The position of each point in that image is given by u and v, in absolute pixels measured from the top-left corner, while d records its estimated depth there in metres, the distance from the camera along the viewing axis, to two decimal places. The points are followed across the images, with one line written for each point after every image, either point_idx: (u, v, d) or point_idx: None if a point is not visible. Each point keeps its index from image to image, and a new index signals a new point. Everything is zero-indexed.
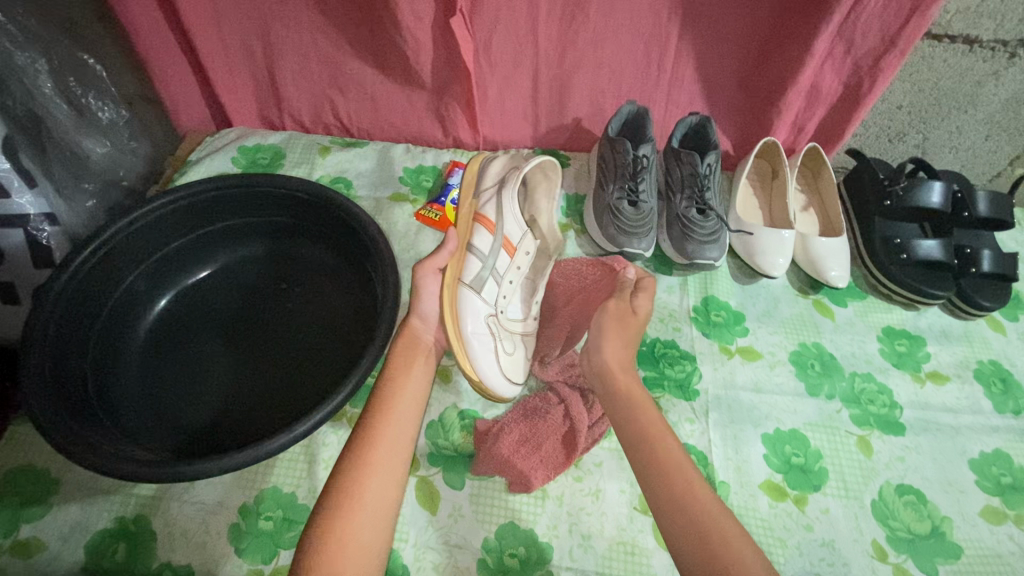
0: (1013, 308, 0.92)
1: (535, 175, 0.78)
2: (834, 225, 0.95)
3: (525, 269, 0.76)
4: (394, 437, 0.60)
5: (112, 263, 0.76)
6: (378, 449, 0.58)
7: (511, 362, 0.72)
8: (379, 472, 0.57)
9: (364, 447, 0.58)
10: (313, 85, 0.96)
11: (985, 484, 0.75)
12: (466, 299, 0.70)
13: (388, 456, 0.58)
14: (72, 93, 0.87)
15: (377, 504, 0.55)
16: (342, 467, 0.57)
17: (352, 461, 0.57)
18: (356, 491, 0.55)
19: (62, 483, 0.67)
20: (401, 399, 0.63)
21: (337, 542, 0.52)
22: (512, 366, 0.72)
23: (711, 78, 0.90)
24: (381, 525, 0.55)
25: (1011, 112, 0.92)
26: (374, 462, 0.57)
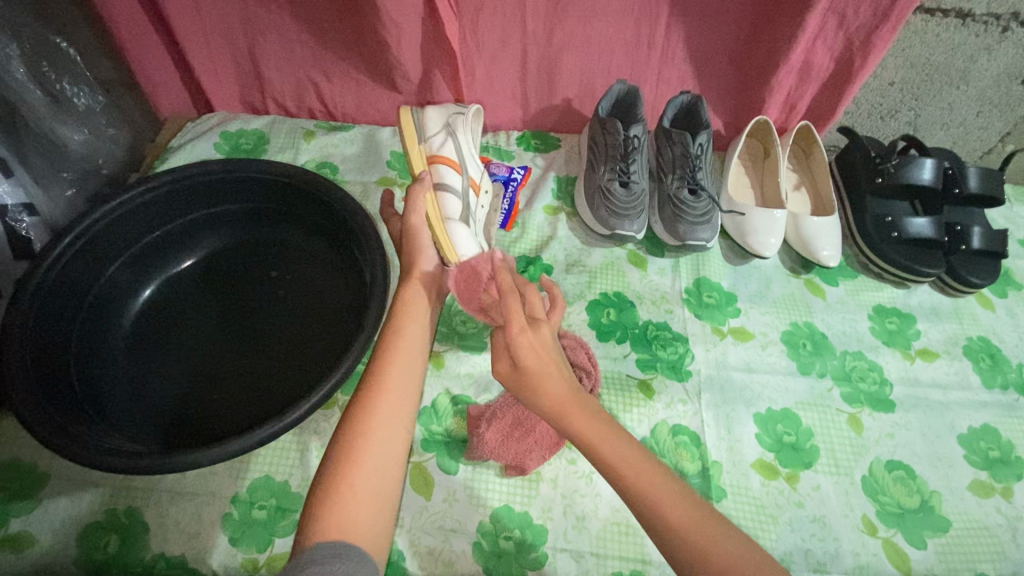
0: (1002, 285, 0.93)
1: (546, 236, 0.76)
2: (826, 205, 0.95)
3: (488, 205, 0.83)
4: (399, 381, 0.60)
5: (92, 253, 0.74)
6: (384, 393, 0.58)
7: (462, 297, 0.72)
8: (385, 417, 0.57)
9: (371, 393, 0.58)
10: (295, 67, 0.94)
11: (973, 458, 0.76)
12: (448, 206, 0.73)
13: (393, 401, 0.58)
14: (46, 78, 0.84)
15: (385, 449, 0.55)
16: (347, 413, 0.57)
17: (358, 406, 0.57)
18: (363, 436, 0.55)
19: (50, 477, 0.66)
20: (405, 341, 0.63)
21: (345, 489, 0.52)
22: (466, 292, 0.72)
23: (703, 55, 0.88)
24: (389, 472, 0.55)
25: (1003, 88, 0.91)
26: (379, 407, 0.57)
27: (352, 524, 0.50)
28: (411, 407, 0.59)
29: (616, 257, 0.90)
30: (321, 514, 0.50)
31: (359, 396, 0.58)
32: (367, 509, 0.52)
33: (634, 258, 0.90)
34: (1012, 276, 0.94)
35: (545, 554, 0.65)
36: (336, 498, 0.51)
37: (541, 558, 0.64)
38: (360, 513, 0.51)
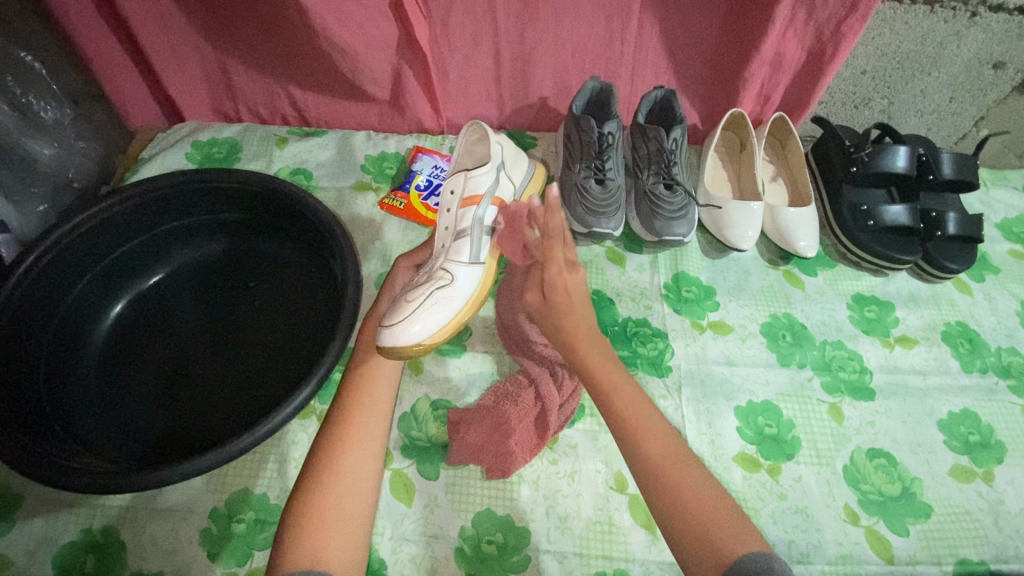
0: (979, 269, 0.93)
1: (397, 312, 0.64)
2: (803, 195, 0.94)
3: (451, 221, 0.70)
4: (369, 411, 0.61)
5: (57, 272, 0.73)
6: (356, 425, 0.59)
7: (420, 305, 0.64)
8: (356, 448, 0.58)
9: (340, 426, 0.59)
10: (265, 74, 0.93)
11: (953, 443, 0.76)
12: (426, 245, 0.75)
13: (365, 432, 0.59)
14: (13, 94, 0.83)
15: (359, 482, 0.56)
16: (317, 448, 0.58)
17: (329, 441, 0.58)
18: (337, 468, 0.56)
19: (23, 498, 0.65)
20: (373, 376, 0.64)
21: (320, 513, 0.52)
22: (395, 310, 0.65)
23: (676, 49, 0.88)
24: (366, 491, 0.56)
25: (974, 73, 0.91)
26: (351, 438, 0.58)
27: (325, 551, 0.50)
28: (382, 439, 0.60)
29: (595, 255, 0.90)
30: (295, 543, 0.50)
31: (331, 429, 0.59)
32: (345, 538, 0.52)
33: (613, 255, 0.90)
34: (988, 260, 0.94)
35: (528, 556, 0.64)
36: (313, 521, 0.52)
37: (524, 560, 0.64)
38: (335, 539, 0.52)
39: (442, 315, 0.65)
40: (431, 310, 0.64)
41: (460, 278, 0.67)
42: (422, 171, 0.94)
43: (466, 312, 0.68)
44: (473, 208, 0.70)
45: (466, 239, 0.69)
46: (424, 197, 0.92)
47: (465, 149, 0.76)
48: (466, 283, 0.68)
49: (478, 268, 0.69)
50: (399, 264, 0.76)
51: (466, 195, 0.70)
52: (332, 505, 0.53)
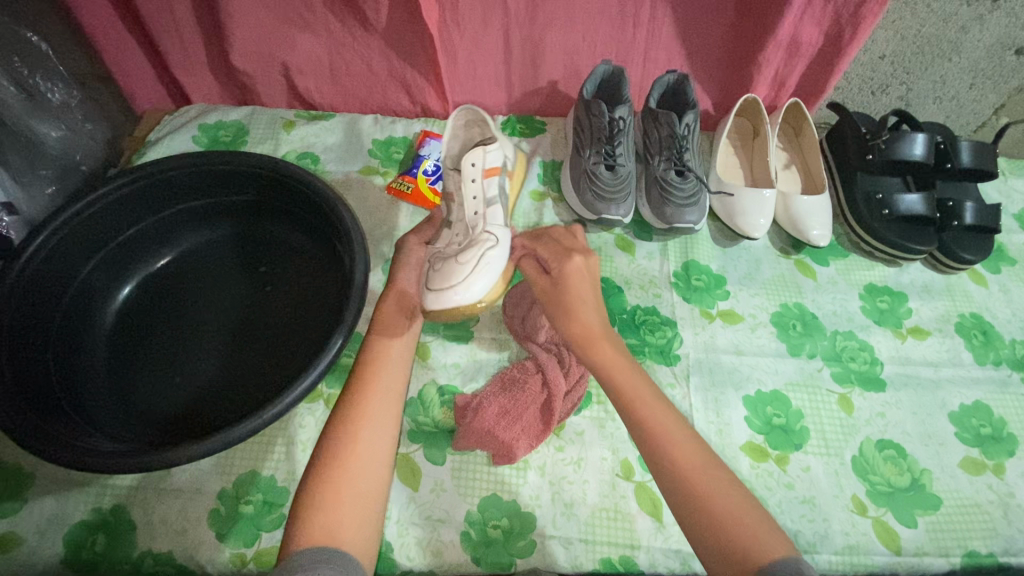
0: (996, 261, 0.91)
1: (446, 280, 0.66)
2: (817, 183, 0.93)
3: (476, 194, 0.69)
4: (381, 391, 0.60)
5: (65, 253, 0.73)
6: (370, 398, 0.59)
7: (473, 269, 0.67)
8: (369, 422, 0.58)
9: (355, 398, 0.59)
10: (273, 56, 0.92)
11: (964, 436, 0.75)
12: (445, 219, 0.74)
13: (378, 410, 0.59)
14: (19, 74, 0.82)
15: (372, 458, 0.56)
16: (331, 422, 0.58)
17: (342, 414, 0.58)
18: (352, 444, 0.56)
19: (34, 477, 0.66)
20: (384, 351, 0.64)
21: (332, 491, 0.52)
22: (445, 274, 0.67)
23: (690, 32, 0.86)
24: (377, 470, 0.56)
25: (996, 58, 0.89)
26: (366, 412, 0.58)
27: (338, 530, 0.50)
28: (396, 417, 0.60)
29: (604, 243, 0.89)
30: (307, 523, 0.50)
31: (342, 409, 0.58)
32: (357, 512, 0.53)
33: (622, 242, 0.89)
34: (1005, 252, 0.92)
35: (533, 541, 0.64)
36: (324, 500, 0.52)
37: (529, 545, 0.64)
38: (348, 519, 0.52)
39: (492, 274, 0.68)
40: (483, 278, 0.67)
41: (502, 238, 0.70)
42: (429, 156, 0.93)
43: (507, 270, 0.71)
44: (496, 178, 0.71)
45: (497, 205, 0.71)
46: (431, 182, 0.91)
47: (458, 135, 0.75)
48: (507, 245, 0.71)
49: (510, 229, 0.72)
50: (407, 238, 0.74)
51: (486, 166, 0.69)
52: (346, 478, 0.54)
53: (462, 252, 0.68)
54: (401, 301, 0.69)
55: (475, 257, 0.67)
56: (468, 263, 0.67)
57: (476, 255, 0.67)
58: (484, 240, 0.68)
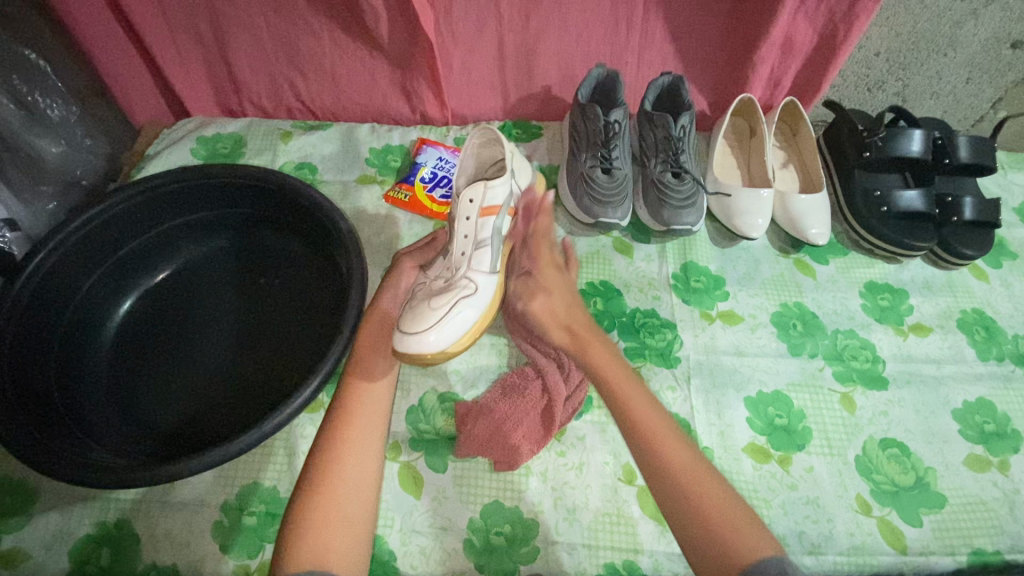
0: (997, 255, 0.91)
1: (413, 323, 0.63)
2: (814, 180, 0.92)
3: (469, 234, 0.66)
4: (366, 413, 0.61)
5: (64, 269, 0.74)
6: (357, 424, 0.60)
7: (443, 316, 0.63)
8: (356, 449, 0.58)
9: (342, 424, 0.59)
10: (269, 67, 0.92)
11: (968, 433, 0.75)
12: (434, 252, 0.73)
13: (363, 432, 0.59)
14: (19, 92, 0.82)
15: (359, 479, 0.56)
16: (316, 449, 0.57)
17: (328, 441, 0.58)
18: (338, 467, 0.56)
19: (39, 492, 0.66)
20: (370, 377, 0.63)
21: (320, 513, 0.53)
22: (415, 318, 0.64)
23: (683, 35, 0.86)
24: (366, 492, 0.56)
25: (992, 52, 0.89)
26: (350, 437, 0.58)
27: (327, 552, 0.50)
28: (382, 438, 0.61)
29: (602, 246, 0.89)
30: (296, 548, 0.50)
31: (327, 431, 0.59)
32: (345, 538, 0.53)
33: (620, 245, 0.89)
34: (1006, 246, 0.92)
35: (537, 548, 0.64)
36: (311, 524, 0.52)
37: (533, 552, 0.64)
38: (336, 543, 0.52)
39: (464, 326, 0.65)
40: (455, 330, 0.64)
41: (482, 286, 0.67)
42: (426, 163, 0.93)
43: (484, 321, 0.68)
44: (492, 219, 0.67)
45: (486, 248, 0.67)
46: (428, 190, 0.91)
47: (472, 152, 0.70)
48: (488, 293, 0.67)
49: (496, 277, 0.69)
50: (401, 264, 0.74)
51: (483, 205, 0.65)
52: (333, 504, 0.54)
53: (437, 297, 0.64)
54: (384, 325, 0.69)
55: (454, 293, 0.65)
56: (440, 307, 0.63)
57: (453, 299, 0.64)
58: (461, 287, 0.65)
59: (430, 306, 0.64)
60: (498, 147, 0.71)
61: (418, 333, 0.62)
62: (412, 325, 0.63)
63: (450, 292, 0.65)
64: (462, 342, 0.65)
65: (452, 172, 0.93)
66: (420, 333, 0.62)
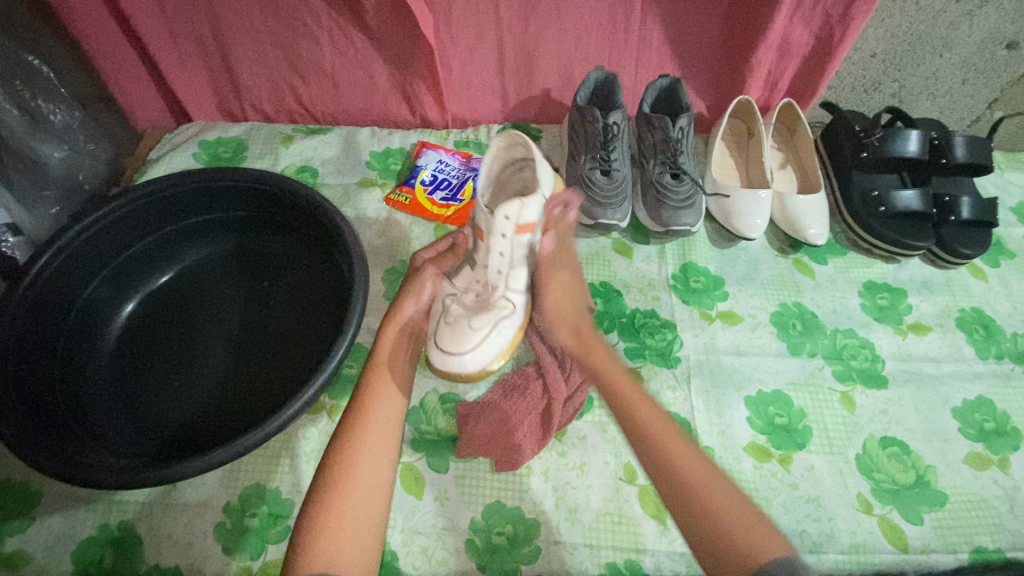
0: (994, 254, 0.91)
1: (451, 338, 0.69)
2: (812, 181, 0.93)
3: (502, 252, 0.66)
4: (382, 419, 0.61)
5: (67, 271, 0.74)
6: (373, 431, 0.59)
7: (483, 338, 0.69)
8: (371, 454, 0.58)
9: (354, 431, 0.59)
10: (271, 72, 0.93)
11: (968, 431, 0.75)
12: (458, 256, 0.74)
13: (378, 437, 0.59)
14: (21, 96, 0.84)
15: (372, 485, 0.56)
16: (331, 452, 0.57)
17: (341, 447, 0.58)
18: (351, 472, 0.56)
19: (43, 494, 0.66)
20: (386, 379, 0.64)
21: (332, 517, 0.53)
22: (457, 336, 0.69)
23: (681, 37, 0.87)
24: (378, 497, 0.56)
25: (987, 53, 0.89)
26: (365, 441, 0.58)
27: (338, 557, 0.51)
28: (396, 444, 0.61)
29: (602, 247, 0.89)
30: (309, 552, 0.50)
31: (343, 435, 0.59)
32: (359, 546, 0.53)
33: (619, 246, 0.89)
34: (1004, 246, 0.92)
35: (538, 548, 0.64)
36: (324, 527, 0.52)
37: (535, 551, 0.64)
38: (348, 547, 0.52)
39: (502, 342, 0.70)
40: (496, 347, 0.70)
41: (518, 304, 0.71)
42: (426, 166, 0.94)
43: (518, 333, 0.73)
44: (528, 234, 0.66)
45: (521, 268, 0.69)
46: (429, 192, 0.92)
47: (495, 157, 0.70)
48: (521, 310, 0.72)
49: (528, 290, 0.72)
50: (425, 270, 0.72)
51: (518, 223, 0.64)
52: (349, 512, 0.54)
53: (476, 318, 0.69)
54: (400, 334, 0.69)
55: (494, 312, 0.69)
56: (478, 327, 0.69)
57: (491, 321, 0.69)
58: (499, 309, 0.69)
59: (469, 326, 0.69)
60: (523, 149, 0.70)
61: (458, 352, 0.68)
62: (452, 345, 0.69)
63: (485, 314, 0.69)
64: (503, 353, 0.71)
65: (452, 175, 0.94)
66: (463, 352, 0.69)
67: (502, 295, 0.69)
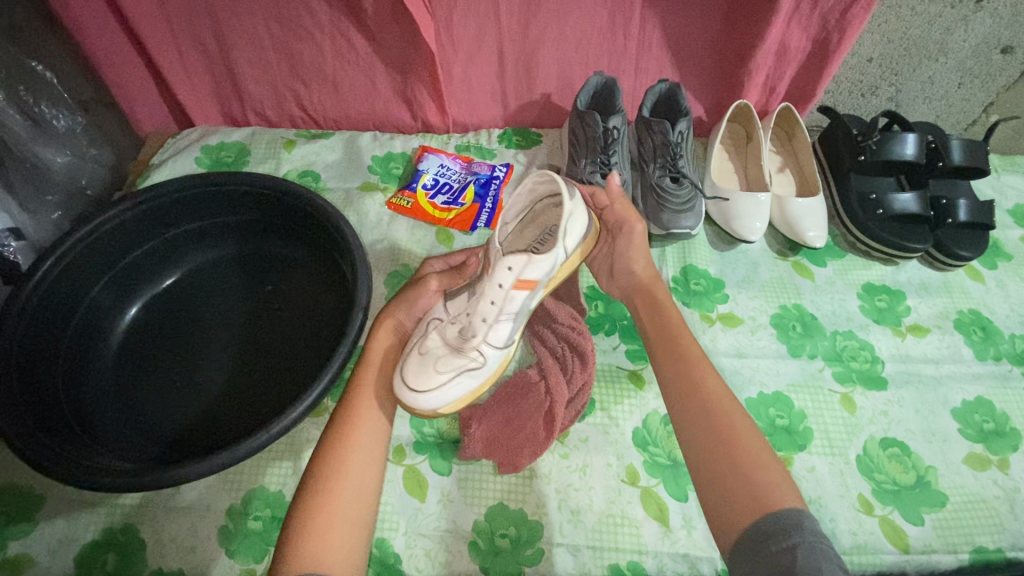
0: (992, 256, 0.92)
1: (414, 376, 0.63)
2: (811, 184, 0.94)
3: (495, 295, 0.64)
4: (369, 417, 0.61)
5: (72, 274, 0.75)
6: (357, 428, 0.60)
7: (447, 381, 0.64)
8: (358, 452, 0.58)
9: (341, 430, 0.59)
10: (273, 77, 0.94)
11: (968, 432, 0.76)
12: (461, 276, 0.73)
13: (366, 435, 0.60)
14: (23, 101, 0.85)
15: (361, 482, 0.56)
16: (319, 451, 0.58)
17: (329, 447, 0.58)
18: (338, 470, 0.56)
19: (45, 498, 0.66)
20: (375, 385, 0.64)
21: (322, 514, 0.53)
22: (422, 372, 0.64)
23: (680, 42, 0.88)
24: (366, 494, 0.56)
25: (982, 57, 0.90)
26: (353, 439, 0.59)
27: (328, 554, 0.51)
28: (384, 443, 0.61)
29: None
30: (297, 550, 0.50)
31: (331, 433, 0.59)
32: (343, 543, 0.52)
33: None
34: (1001, 248, 0.93)
35: (541, 550, 0.65)
36: (312, 523, 0.52)
37: (538, 553, 0.64)
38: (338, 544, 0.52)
39: (462, 394, 0.65)
40: (446, 404, 0.64)
41: (489, 362, 0.66)
42: (428, 170, 0.95)
43: (481, 390, 0.68)
44: (523, 292, 0.65)
45: (506, 323, 0.66)
46: (430, 196, 0.93)
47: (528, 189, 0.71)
48: (492, 367, 0.67)
49: (506, 348, 0.68)
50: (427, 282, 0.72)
51: (520, 277, 0.64)
52: (332, 508, 0.54)
53: (445, 360, 0.64)
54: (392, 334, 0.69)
55: (461, 358, 0.65)
56: (445, 369, 0.64)
57: (457, 368, 0.64)
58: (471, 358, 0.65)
59: (438, 369, 0.64)
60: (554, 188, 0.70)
61: (415, 393, 0.62)
62: (412, 381, 0.63)
63: (457, 355, 0.65)
64: (456, 404, 0.66)
65: (453, 179, 0.95)
66: (419, 392, 0.63)
67: (483, 342, 0.65)
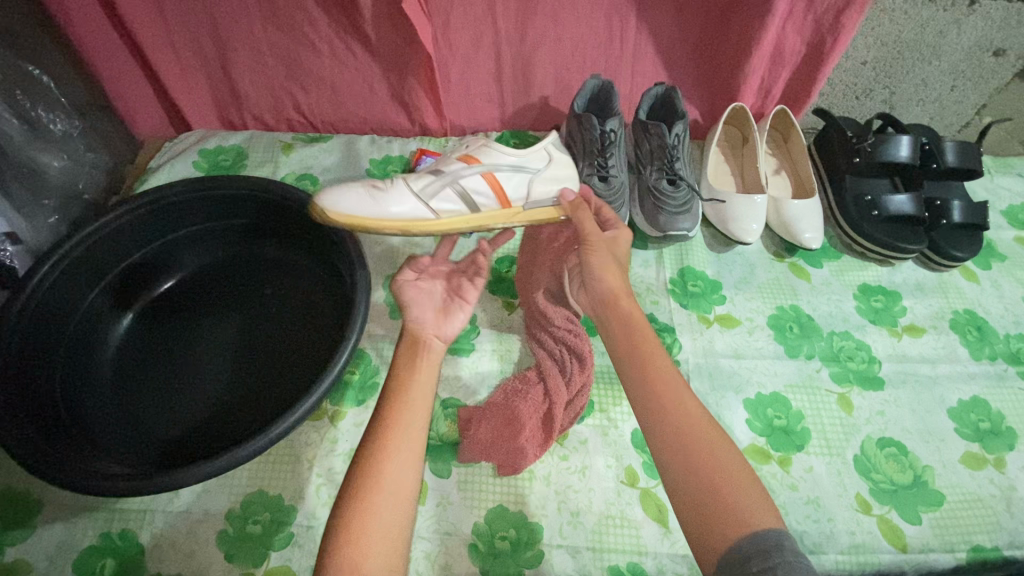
0: (986, 257, 0.93)
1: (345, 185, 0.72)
2: (806, 186, 0.94)
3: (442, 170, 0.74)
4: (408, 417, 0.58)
5: (70, 279, 0.74)
6: (394, 434, 0.57)
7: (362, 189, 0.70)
8: (397, 454, 0.55)
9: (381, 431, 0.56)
10: (270, 81, 0.94)
11: (964, 431, 0.76)
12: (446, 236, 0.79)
13: (405, 435, 0.57)
14: (21, 106, 0.83)
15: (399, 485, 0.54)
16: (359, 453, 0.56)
17: (370, 448, 0.56)
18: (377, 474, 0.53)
19: (43, 503, 0.66)
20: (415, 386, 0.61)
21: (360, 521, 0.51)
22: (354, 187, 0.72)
23: (675, 46, 0.88)
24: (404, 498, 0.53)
25: (975, 60, 0.91)
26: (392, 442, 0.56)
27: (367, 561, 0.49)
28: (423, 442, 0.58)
29: None
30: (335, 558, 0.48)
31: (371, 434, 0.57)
32: (382, 558, 0.50)
33: None
34: (995, 248, 0.94)
35: (541, 552, 0.65)
36: (351, 530, 0.50)
37: (538, 555, 0.65)
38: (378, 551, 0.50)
39: (364, 203, 0.69)
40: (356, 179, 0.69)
41: (404, 196, 0.71)
42: None
43: (378, 223, 0.69)
44: (462, 164, 0.73)
45: (434, 189, 0.72)
46: None
47: None
48: (400, 199, 0.70)
49: (422, 212, 0.71)
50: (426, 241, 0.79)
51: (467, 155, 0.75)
52: (369, 521, 0.51)
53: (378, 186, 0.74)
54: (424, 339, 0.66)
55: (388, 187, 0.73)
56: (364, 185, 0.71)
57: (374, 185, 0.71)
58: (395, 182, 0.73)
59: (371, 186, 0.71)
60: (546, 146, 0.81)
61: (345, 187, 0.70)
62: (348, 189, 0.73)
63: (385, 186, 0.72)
64: (344, 215, 0.68)
65: None
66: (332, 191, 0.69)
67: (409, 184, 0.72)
